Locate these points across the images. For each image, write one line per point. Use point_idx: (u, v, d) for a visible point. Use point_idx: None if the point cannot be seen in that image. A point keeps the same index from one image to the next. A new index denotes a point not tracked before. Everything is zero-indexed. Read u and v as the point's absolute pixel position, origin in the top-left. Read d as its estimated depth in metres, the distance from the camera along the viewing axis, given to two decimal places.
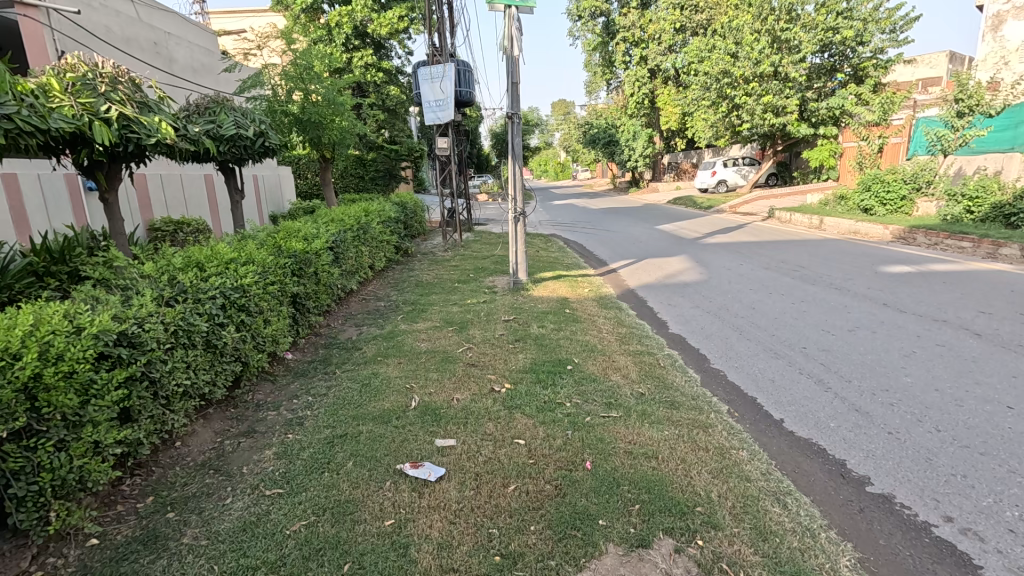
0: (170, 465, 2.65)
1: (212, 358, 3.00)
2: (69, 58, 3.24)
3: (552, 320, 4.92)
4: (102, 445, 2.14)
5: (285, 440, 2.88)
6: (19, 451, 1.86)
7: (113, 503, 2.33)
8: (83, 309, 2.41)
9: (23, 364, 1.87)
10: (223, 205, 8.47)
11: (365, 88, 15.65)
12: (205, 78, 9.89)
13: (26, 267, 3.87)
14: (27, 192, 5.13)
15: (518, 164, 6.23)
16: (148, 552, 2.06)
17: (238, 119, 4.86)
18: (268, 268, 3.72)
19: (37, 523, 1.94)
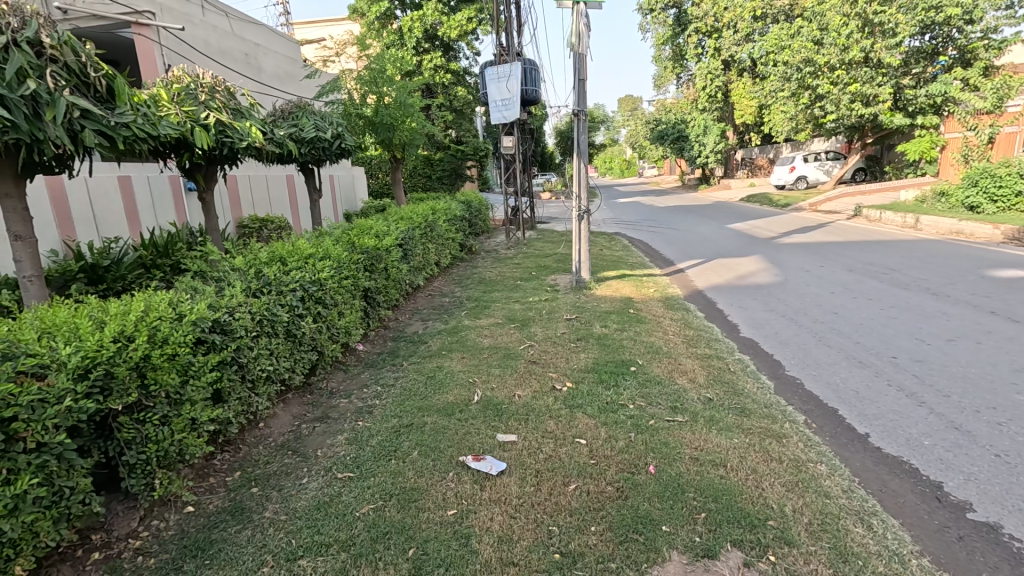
0: (255, 444, 2.87)
1: (292, 346, 3.22)
2: (175, 71, 3.59)
3: (615, 320, 4.83)
4: (198, 421, 2.36)
5: (355, 427, 3.04)
6: (131, 423, 2.08)
7: (206, 476, 2.56)
8: (183, 298, 2.66)
9: (136, 345, 2.09)
10: (303, 202, 9.00)
11: (434, 89, 16.13)
12: (289, 85, 10.60)
13: (137, 260, 4.33)
14: (138, 193, 5.74)
15: (583, 162, 6.16)
16: (235, 522, 2.24)
17: (318, 123, 5.16)
18: (342, 264, 3.94)
19: (145, 488, 2.16)
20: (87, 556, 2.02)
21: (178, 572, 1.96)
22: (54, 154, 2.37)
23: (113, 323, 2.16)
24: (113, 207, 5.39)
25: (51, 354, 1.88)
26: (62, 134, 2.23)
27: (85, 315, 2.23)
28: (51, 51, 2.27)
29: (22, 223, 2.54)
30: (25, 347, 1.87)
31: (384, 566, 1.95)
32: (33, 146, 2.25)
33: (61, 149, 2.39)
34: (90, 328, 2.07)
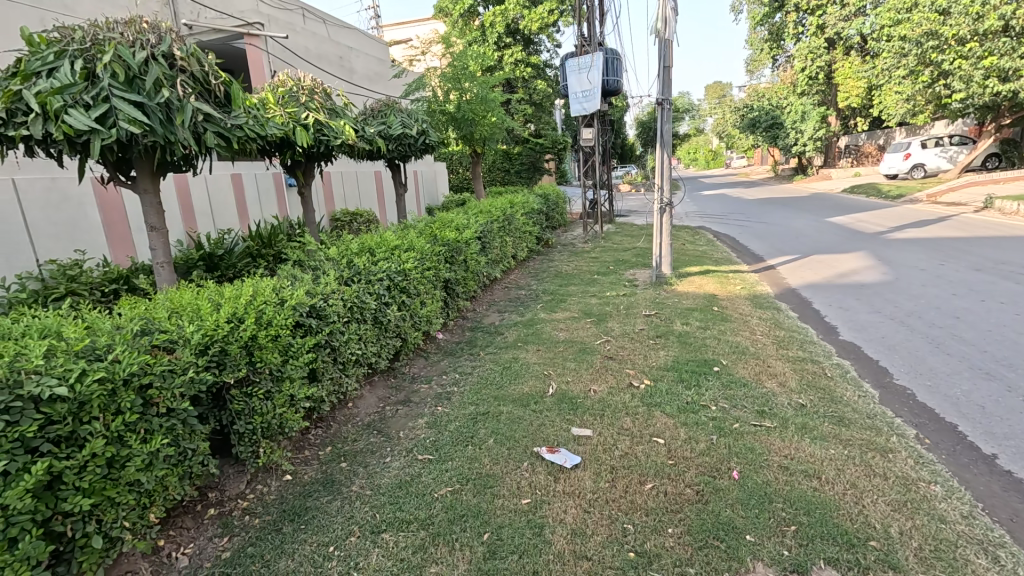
0: (344, 422, 3.08)
1: (379, 332, 3.41)
2: (281, 76, 3.90)
3: (697, 318, 4.62)
4: (296, 398, 2.58)
5: (434, 412, 3.16)
6: (241, 396, 2.31)
7: (302, 448, 2.78)
8: (285, 284, 2.90)
9: (246, 326, 2.32)
10: (390, 196, 9.45)
11: (514, 84, 16.26)
12: (378, 85, 11.15)
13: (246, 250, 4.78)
14: (247, 189, 6.33)
15: (666, 153, 5.93)
16: (326, 493, 2.42)
17: (405, 120, 5.38)
18: (425, 255, 4.11)
19: (251, 455, 2.40)
20: (205, 511, 2.27)
21: (279, 533, 2.16)
22: (184, 154, 2.67)
23: (228, 305, 2.40)
24: (228, 203, 6.00)
25: (178, 331, 2.13)
26: (189, 136, 2.50)
27: (205, 297, 2.50)
28: (182, 62, 2.55)
29: (157, 216, 2.89)
30: (159, 324, 2.13)
31: (460, 548, 2.02)
32: (165, 147, 2.55)
33: (189, 150, 2.69)
34: (209, 310, 2.31)
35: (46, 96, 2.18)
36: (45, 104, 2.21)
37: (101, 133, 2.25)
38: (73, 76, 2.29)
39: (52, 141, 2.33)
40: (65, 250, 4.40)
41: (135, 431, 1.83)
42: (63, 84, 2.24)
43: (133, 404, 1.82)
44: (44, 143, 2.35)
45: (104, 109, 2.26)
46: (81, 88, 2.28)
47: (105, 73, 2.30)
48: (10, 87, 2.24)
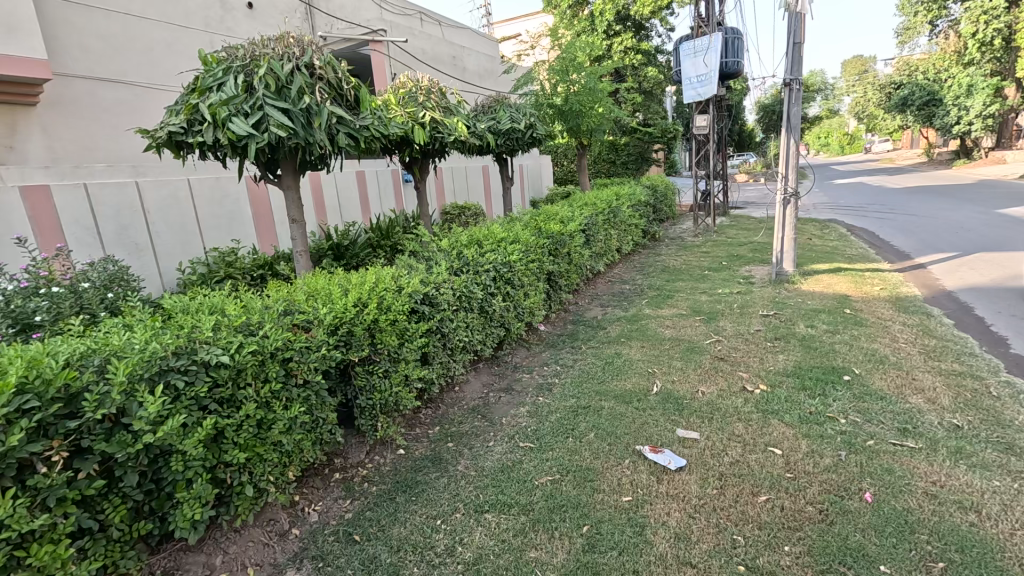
0: (451, 404, 3.24)
1: (484, 321, 3.55)
2: (402, 78, 4.17)
3: (825, 320, 4.18)
4: (410, 378, 2.77)
5: (536, 402, 3.22)
6: (364, 373, 2.54)
7: (414, 426, 2.98)
8: (402, 273, 3.11)
9: (368, 310, 2.54)
10: (497, 190, 9.74)
11: (623, 72, 15.84)
12: (488, 82, 11.45)
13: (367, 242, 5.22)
14: (369, 184, 6.88)
15: (793, 139, 5.40)
16: (434, 469, 2.59)
17: (513, 115, 5.48)
18: (530, 247, 4.18)
19: (371, 428, 2.63)
20: (331, 474, 2.53)
21: (392, 502, 2.35)
22: (321, 154, 2.97)
23: (354, 291, 2.64)
24: (353, 198, 6.57)
25: (314, 312, 2.38)
26: (325, 137, 2.78)
27: (335, 283, 2.76)
28: (320, 71, 2.85)
29: (298, 209, 3.26)
30: (299, 304, 2.40)
31: (559, 537, 2.05)
32: (305, 148, 2.85)
33: (325, 150, 2.98)
34: (339, 294, 2.56)
35: (215, 107, 2.54)
36: (215, 114, 2.58)
37: (256, 137, 2.58)
38: (236, 89, 2.64)
39: (219, 146, 2.72)
40: (223, 239, 5.14)
41: (279, 398, 2.10)
42: (229, 96, 2.59)
43: (277, 374, 2.08)
44: (214, 148, 2.75)
45: (259, 116, 2.59)
46: (242, 99, 2.62)
47: (260, 84, 2.63)
48: (190, 100, 2.65)
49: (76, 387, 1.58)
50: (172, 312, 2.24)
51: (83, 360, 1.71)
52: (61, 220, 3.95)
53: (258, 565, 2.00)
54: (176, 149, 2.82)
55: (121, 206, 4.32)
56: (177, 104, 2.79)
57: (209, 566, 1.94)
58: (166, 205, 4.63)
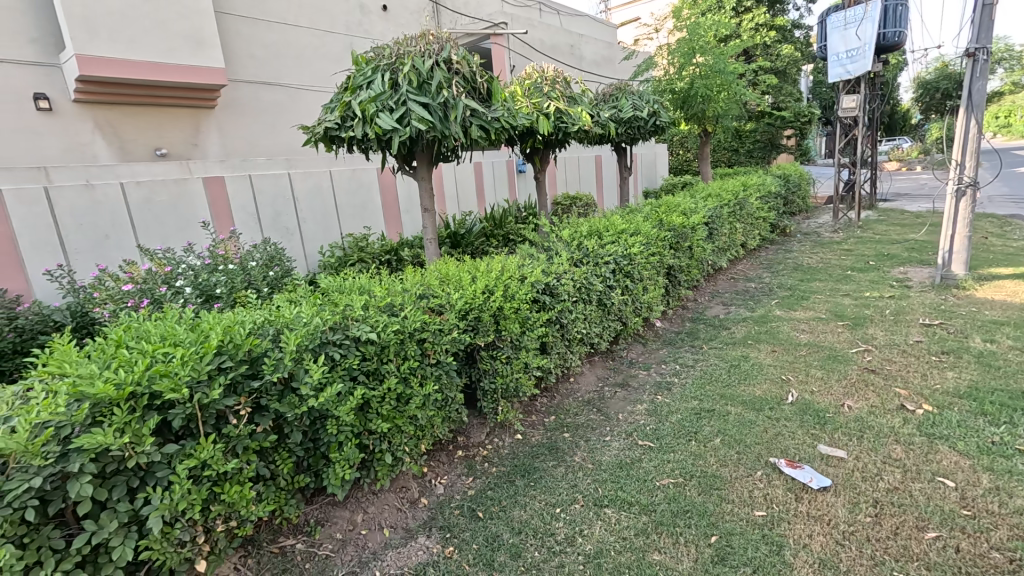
0: (566, 395, 3.25)
1: (602, 314, 3.50)
2: (528, 69, 4.20)
3: (1009, 335, 3.52)
4: (530, 366, 2.83)
5: (654, 400, 3.11)
6: (487, 358, 2.64)
7: (530, 412, 3.03)
8: (524, 262, 3.16)
9: (495, 298, 2.62)
10: (610, 180, 9.52)
11: (753, 51, 14.63)
12: (605, 69, 11.11)
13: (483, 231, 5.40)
14: (486, 174, 7.10)
15: (973, 119, 4.59)
16: (551, 458, 2.62)
17: (636, 102, 5.29)
18: (651, 240, 4.03)
19: (492, 410, 2.72)
20: (455, 451, 2.66)
21: (512, 485, 2.42)
22: (455, 145, 3.10)
23: (481, 277, 2.74)
24: (470, 188, 6.81)
25: (447, 297, 2.50)
26: (459, 130, 2.90)
27: (464, 269, 2.87)
28: (457, 65, 2.97)
29: (430, 199, 3.45)
30: (434, 288, 2.54)
31: (685, 543, 1.96)
32: (440, 141, 3.00)
33: (459, 143, 3.11)
34: (468, 280, 2.67)
35: (365, 104, 2.76)
36: (364, 110, 2.81)
37: (399, 131, 2.77)
38: (383, 86, 2.84)
39: (367, 140, 2.95)
40: (357, 226, 5.61)
41: (416, 375, 2.25)
42: (377, 93, 2.80)
43: (415, 353, 2.23)
44: (361, 141, 2.98)
45: (402, 111, 2.77)
46: (388, 95, 2.82)
47: (404, 81, 2.81)
48: (344, 98, 2.90)
49: (257, 352, 1.82)
50: (329, 290, 2.47)
51: (263, 329, 1.95)
52: (232, 206, 4.63)
53: (393, 528, 2.17)
54: (330, 143, 3.11)
55: (277, 195, 4.90)
56: (331, 102, 3.06)
57: (352, 522, 2.14)
58: (311, 194, 5.16)
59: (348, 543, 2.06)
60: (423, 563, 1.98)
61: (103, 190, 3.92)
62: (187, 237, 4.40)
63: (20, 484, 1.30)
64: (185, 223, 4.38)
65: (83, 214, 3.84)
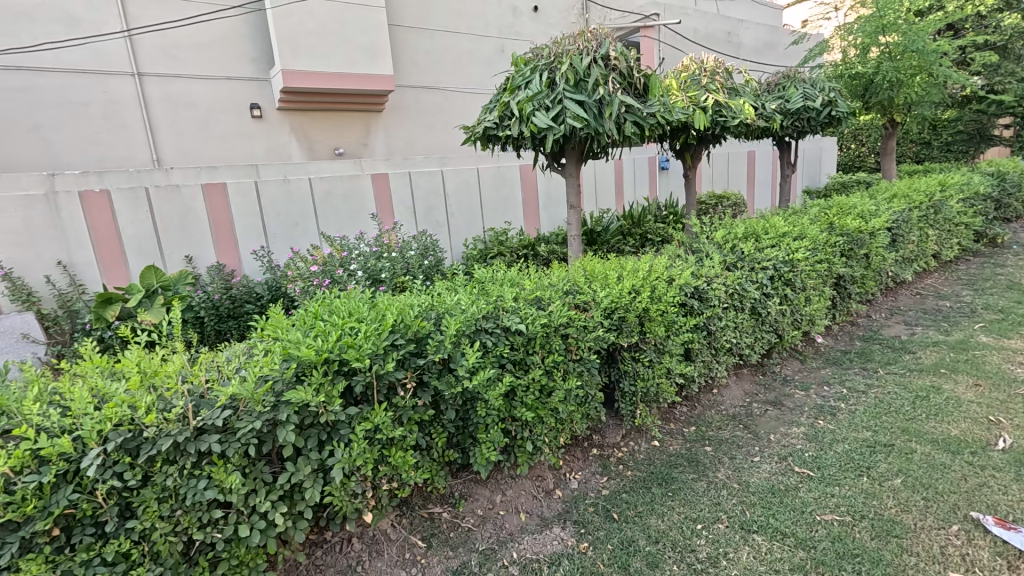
0: (709, 406, 3.05)
1: (755, 323, 3.22)
2: (685, 61, 3.99)
3: None
4: (673, 372, 2.71)
5: (815, 424, 2.79)
6: (628, 358, 2.60)
7: (669, 420, 2.90)
8: (671, 263, 3.03)
9: (641, 299, 2.54)
10: (764, 178, 8.65)
11: (961, 25, 12.25)
12: (766, 56, 10.14)
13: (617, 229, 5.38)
14: (625, 172, 6.92)
15: None
16: (690, 470, 2.49)
17: (807, 91, 4.76)
18: (818, 245, 3.61)
19: (629, 413, 2.67)
20: (589, 448, 2.65)
21: (649, 492, 2.35)
22: (608, 143, 3.08)
23: (628, 277, 2.68)
24: (609, 186, 6.70)
25: (592, 294, 2.49)
26: (613, 127, 2.86)
27: (610, 266, 2.83)
28: (615, 61, 2.97)
29: (577, 196, 3.47)
30: (580, 284, 2.55)
31: None
32: (593, 138, 2.99)
33: (611, 140, 3.08)
34: (614, 279, 2.63)
35: (523, 103, 2.85)
36: (522, 110, 2.91)
37: (554, 129, 2.81)
38: (540, 85, 2.91)
39: (522, 138, 3.06)
40: (498, 221, 5.85)
41: (559, 369, 2.29)
42: (534, 93, 2.88)
43: (559, 348, 2.27)
44: (516, 139, 3.10)
45: (558, 109, 2.82)
46: (545, 94, 2.88)
47: (561, 80, 2.86)
48: (503, 98, 3.03)
49: (423, 332, 2.00)
50: (482, 280, 2.61)
51: (427, 312, 2.14)
52: (393, 200, 5.14)
53: (528, 514, 2.24)
54: (488, 141, 3.28)
55: (431, 190, 5.32)
56: (490, 102, 3.22)
57: (491, 501, 2.26)
58: (460, 190, 5.51)
59: (488, 521, 2.18)
60: (558, 553, 2.02)
61: (296, 184, 4.61)
62: (358, 227, 4.99)
63: (247, 424, 1.59)
64: (357, 215, 4.96)
65: (281, 205, 4.56)
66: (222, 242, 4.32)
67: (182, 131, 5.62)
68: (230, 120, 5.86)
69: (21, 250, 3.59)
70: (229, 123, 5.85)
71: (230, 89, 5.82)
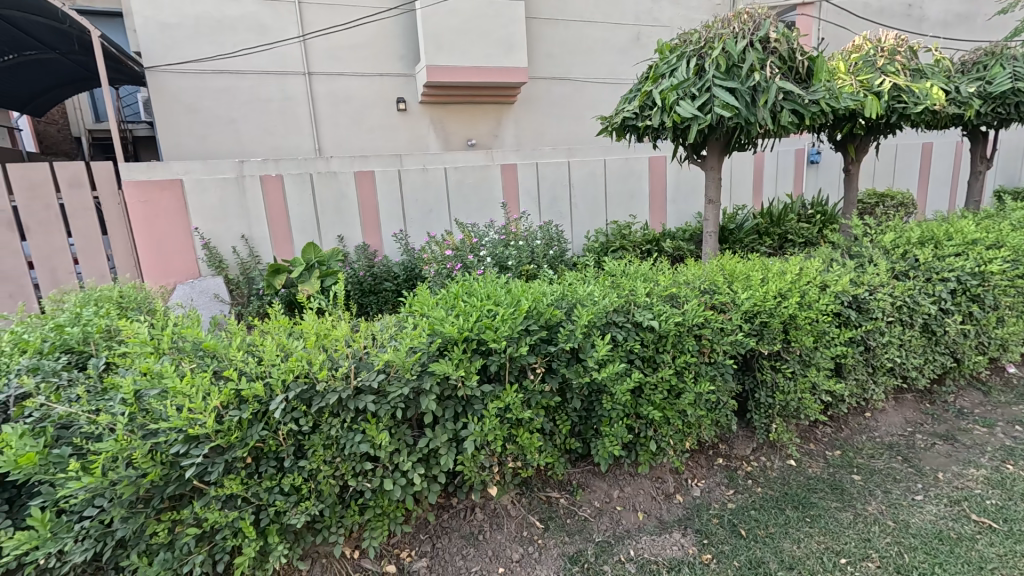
0: (860, 431, 2.71)
1: (927, 343, 2.79)
2: (857, 40, 3.53)
3: None
4: (819, 387, 2.46)
5: (1000, 468, 2.35)
6: (768, 367, 2.41)
7: (809, 439, 2.64)
8: (825, 267, 2.73)
9: (788, 304, 2.33)
10: (942, 177, 7.36)
11: None
12: (959, 30, 8.56)
13: (753, 228, 4.98)
14: (767, 165, 6.33)
15: None
16: (834, 498, 2.24)
17: (1019, 70, 3.95)
18: (1020, 257, 3.01)
19: (763, 426, 2.49)
20: (715, 457, 2.51)
21: (782, 513, 2.16)
22: (758, 134, 2.85)
23: (774, 279, 2.47)
24: (746, 180, 6.19)
25: (732, 295, 2.34)
26: (767, 116, 2.65)
27: (752, 267, 2.63)
28: (775, 44, 2.74)
29: (717, 190, 3.27)
30: (718, 283, 2.41)
31: None
32: (742, 129, 2.79)
33: (762, 130, 2.86)
34: (758, 281, 2.44)
35: (667, 93, 2.74)
36: (664, 99, 2.79)
37: (699, 119, 2.67)
38: (688, 73, 2.77)
39: (662, 129, 2.95)
40: (623, 213, 5.71)
41: (690, 370, 2.20)
42: (680, 81, 2.75)
43: (692, 349, 2.18)
44: (656, 130, 2.99)
45: (706, 98, 2.67)
46: (691, 82, 2.74)
47: (711, 66, 2.70)
48: (646, 87, 2.94)
49: (555, 320, 2.03)
50: (613, 273, 2.58)
51: (560, 301, 2.17)
52: (520, 190, 5.27)
53: (647, 514, 2.19)
54: (626, 131, 3.20)
55: (557, 181, 5.37)
56: (630, 92, 3.15)
57: (609, 495, 2.25)
58: (587, 181, 5.48)
59: (604, 514, 2.18)
60: (678, 560, 1.96)
61: (434, 173, 4.93)
62: (488, 215, 5.20)
63: (397, 389, 1.76)
64: (486, 203, 5.17)
65: (420, 192, 4.91)
66: (369, 224, 4.78)
67: (340, 123, 6.29)
68: (380, 114, 6.43)
69: (217, 224, 4.32)
70: (379, 116, 6.43)
71: (381, 85, 6.38)
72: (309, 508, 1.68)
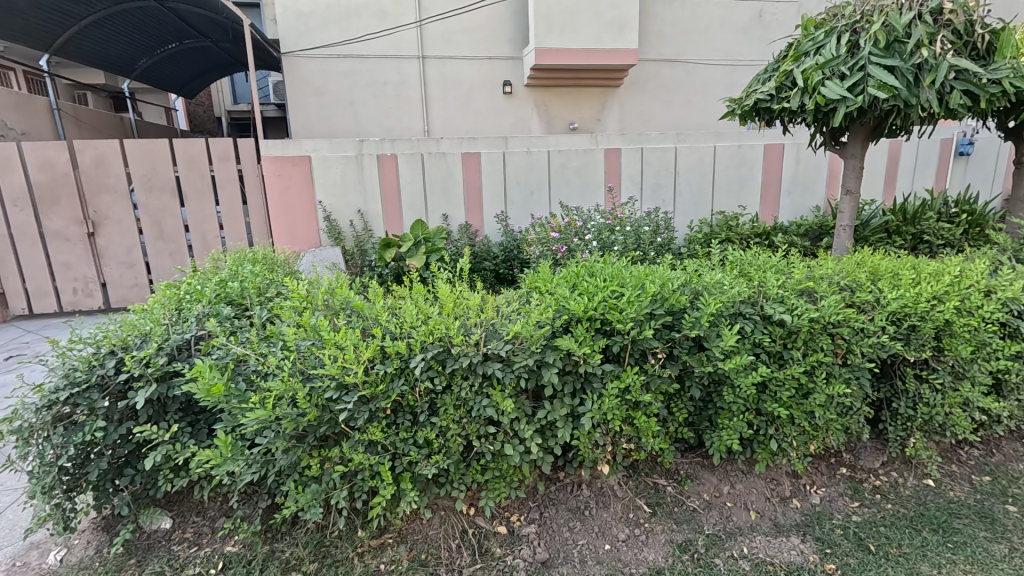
0: (1016, 458, 2.40)
1: None
2: None
3: None
4: (973, 404, 2.21)
5: None
6: (912, 376, 2.22)
7: (952, 460, 2.39)
8: (990, 271, 2.41)
9: (944, 308, 2.10)
10: None
11: None
12: None
13: (882, 225, 4.52)
14: (905, 156, 5.65)
15: None
16: (982, 526, 2.02)
17: None
18: None
19: (898, 439, 2.29)
20: (838, 466, 2.34)
21: (918, 534, 1.99)
22: (916, 118, 2.56)
23: (927, 280, 2.22)
24: (877, 171, 5.59)
25: (875, 292, 2.16)
26: (932, 98, 2.38)
27: (900, 266, 2.38)
28: (949, 16, 2.43)
29: (856, 180, 3.00)
30: (859, 281, 2.22)
31: None
32: (899, 112, 2.52)
33: (922, 114, 2.55)
34: (909, 280, 2.21)
35: (811, 72, 2.54)
36: (807, 79, 2.59)
37: (848, 101, 2.44)
38: (838, 50, 2.54)
39: (801, 111, 2.74)
40: (731, 204, 5.40)
41: (821, 370, 2.07)
42: (828, 59, 2.53)
43: (825, 348, 2.04)
44: (793, 113, 2.78)
45: (858, 78, 2.44)
46: (842, 60, 2.51)
47: (868, 42, 2.46)
48: (785, 66, 2.73)
49: (680, 307, 2.00)
50: (739, 262, 2.47)
51: (683, 286, 2.13)
52: (624, 173, 5.16)
53: (760, 514, 2.11)
54: (756, 114, 3.01)
55: (663, 167, 5.18)
56: (766, 72, 2.95)
57: (718, 490, 2.19)
58: (695, 168, 5.24)
59: (713, 507, 2.13)
60: (797, 564, 1.88)
61: (540, 155, 4.96)
62: (589, 200, 5.16)
63: (523, 360, 1.82)
64: (590, 187, 5.13)
65: (524, 174, 4.97)
66: (472, 204, 4.94)
67: (450, 106, 6.52)
68: (488, 97, 6.57)
69: (339, 198, 4.67)
70: (487, 99, 6.57)
71: (491, 68, 6.50)
72: (438, 461, 1.81)
